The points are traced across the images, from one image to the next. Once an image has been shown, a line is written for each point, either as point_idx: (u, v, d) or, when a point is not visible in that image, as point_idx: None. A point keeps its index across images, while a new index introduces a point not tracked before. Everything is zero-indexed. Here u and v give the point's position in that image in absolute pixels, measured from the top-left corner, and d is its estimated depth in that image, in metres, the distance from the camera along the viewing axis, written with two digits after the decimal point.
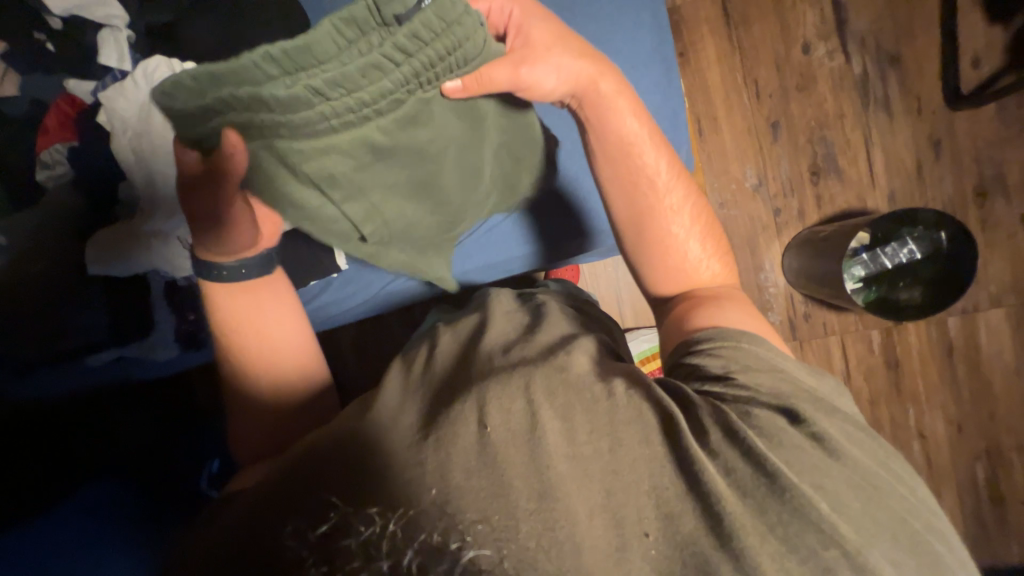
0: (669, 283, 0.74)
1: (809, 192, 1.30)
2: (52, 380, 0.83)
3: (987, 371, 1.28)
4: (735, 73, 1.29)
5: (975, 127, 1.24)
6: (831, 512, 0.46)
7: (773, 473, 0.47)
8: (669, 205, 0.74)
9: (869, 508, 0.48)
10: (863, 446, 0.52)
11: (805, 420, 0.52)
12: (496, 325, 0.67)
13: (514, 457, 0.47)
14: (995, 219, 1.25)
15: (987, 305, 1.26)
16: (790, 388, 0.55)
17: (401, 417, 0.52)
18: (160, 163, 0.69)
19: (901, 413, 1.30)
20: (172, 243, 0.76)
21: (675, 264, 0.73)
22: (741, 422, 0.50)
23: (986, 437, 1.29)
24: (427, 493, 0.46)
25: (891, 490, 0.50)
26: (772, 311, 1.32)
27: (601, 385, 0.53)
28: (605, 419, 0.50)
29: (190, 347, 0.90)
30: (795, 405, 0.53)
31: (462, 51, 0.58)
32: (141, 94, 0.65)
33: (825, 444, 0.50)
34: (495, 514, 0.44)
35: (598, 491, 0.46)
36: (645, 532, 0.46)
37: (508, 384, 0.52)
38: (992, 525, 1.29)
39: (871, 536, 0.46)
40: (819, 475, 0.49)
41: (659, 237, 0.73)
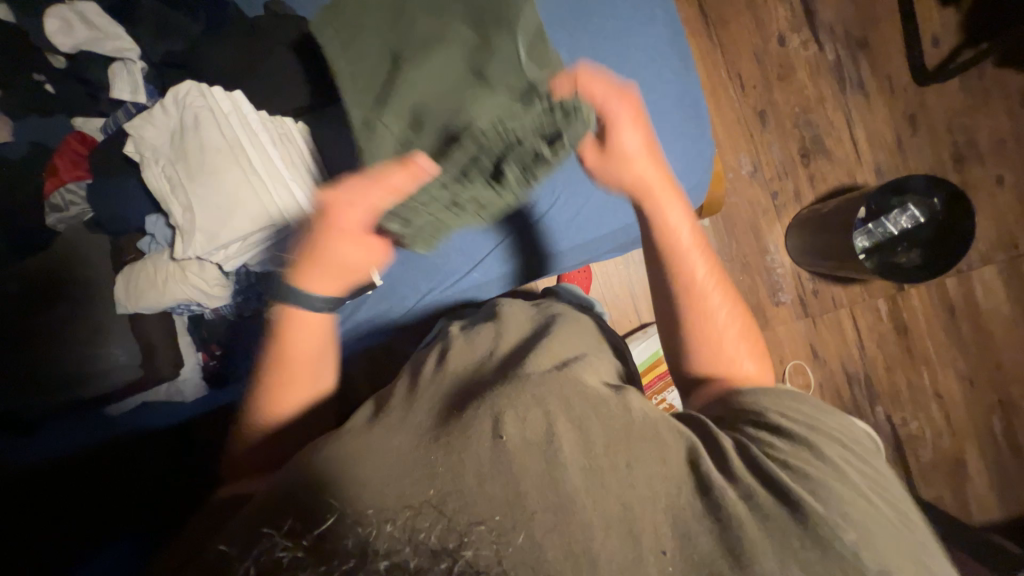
0: (702, 363, 0.64)
1: (801, 174, 1.36)
2: (57, 437, 0.78)
3: (988, 326, 1.34)
4: (719, 69, 1.35)
5: (943, 100, 1.34)
6: (837, 515, 0.43)
7: (791, 497, 0.45)
8: (712, 305, 0.65)
9: (894, 538, 0.43)
10: (882, 487, 0.48)
11: (825, 453, 0.49)
12: (508, 326, 0.68)
13: (529, 467, 0.45)
14: (974, 181, 1.33)
15: (980, 263, 1.33)
16: (826, 441, 0.50)
17: (412, 417, 0.53)
18: (196, 181, 0.64)
19: (916, 375, 1.34)
20: (204, 270, 0.70)
21: (712, 354, 0.64)
22: (762, 456, 0.49)
23: (996, 389, 1.34)
24: (426, 496, 0.43)
25: (914, 531, 0.46)
26: (782, 291, 1.36)
27: (618, 400, 0.52)
28: (621, 431, 0.49)
29: (215, 383, 0.84)
30: (820, 443, 0.50)
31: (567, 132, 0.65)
32: (173, 120, 0.66)
33: (829, 458, 0.49)
34: (497, 515, 0.42)
35: (614, 502, 0.44)
36: (662, 550, 0.43)
37: (518, 394, 0.51)
38: (1020, 475, 1.32)
39: (879, 544, 0.42)
40: (842, 502, 0.45)
41: (695, 323, 0.65)
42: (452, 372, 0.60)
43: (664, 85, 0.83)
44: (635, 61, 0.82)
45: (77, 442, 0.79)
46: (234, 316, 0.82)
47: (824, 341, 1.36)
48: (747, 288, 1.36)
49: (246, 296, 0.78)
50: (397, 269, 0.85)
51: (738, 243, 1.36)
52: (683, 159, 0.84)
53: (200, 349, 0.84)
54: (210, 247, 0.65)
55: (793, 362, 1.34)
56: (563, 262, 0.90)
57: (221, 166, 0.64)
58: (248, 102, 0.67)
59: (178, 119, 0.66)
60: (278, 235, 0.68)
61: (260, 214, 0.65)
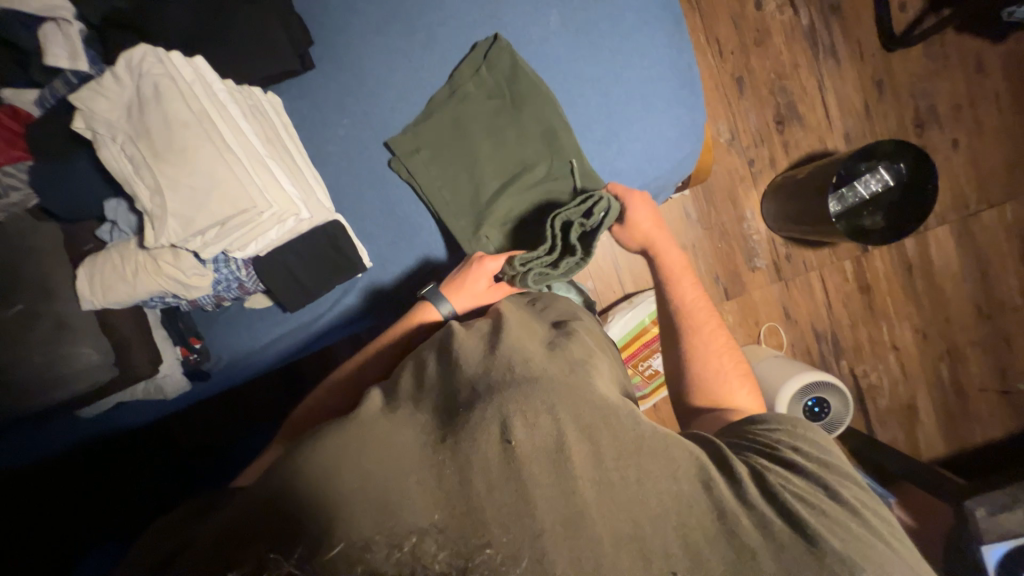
0: (704, 394, 0.70)
1: (777, 140, 1.38)
2: (33, 442, 0.78)
3: (941, 282, 1.43)
4: (698, 33, 1.34)
5: (907, 66, 1.38)
6: (841, 544, 0.44)
7: (811, 534, 0.45)
8: (715, 351, 0.73)
9: (887, 551, 0.45)
10: (881, 516, 0.49)
11: (837, 490, 0.49)
12: (508, 315, 0.64)
13: (542, 479, 0.44)
14: (933, 146, 1.40)
15: (935, 224, 1.42)
16: (836, 477, 0.51)
17: (398, 433, 0.49)
18: (162, 163, 0.58)
19: (877, 330, 1.43)
20: (180, 258, 0.65)
21: (713, 387, 0.70)
22: (780, 485, 0.48)
23: (946, 339, 1.44)
24: (432, 520, 0.41)
25: (909, 551, 0.47)
26: (757, 257, 1.41)
27: (628, 408, 0.51)
28: (631, 446, 0.48)
29: (196, 378, 0.81)
30: (831, 480, 0.50)
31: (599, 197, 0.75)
32: (127, 92, 0.59)
33: (834, 493, 0.49)
34: (502, 536, 0.41)
35: (624, 520, 0.44)
36: (672, 571, 0.43)
37: (529, 394, 0.48)
38: (964, 416, 1.44)
39: (876, 562, 0.44)
40: (847, 535, 0.45)
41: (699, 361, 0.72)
42: (454, 361, 0.56)
43: (659, 50, 0.81)
44: (628, 25, 0.80)
45: (58, 443, 0.80)
46: (213, 307, 0.77)
47: (796, 302, 1.42)
48: (725, 255, 1.39)
49: (226, 287, 0.71)
50: (391, 251, 0.81)
51: (717, 211, 1.38)
52: (678, 127, 0.83)
53: (179, 345, 0.78)
54: (187, 235, 0.59)
55: (767, 324, 1.41)
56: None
57: (197, 147, 0.58)
58: (213, 71, 0.62)
59: (134, 89, 0.59)
60: (259, 221, 0.63)
61: (241, 198, 0.59)
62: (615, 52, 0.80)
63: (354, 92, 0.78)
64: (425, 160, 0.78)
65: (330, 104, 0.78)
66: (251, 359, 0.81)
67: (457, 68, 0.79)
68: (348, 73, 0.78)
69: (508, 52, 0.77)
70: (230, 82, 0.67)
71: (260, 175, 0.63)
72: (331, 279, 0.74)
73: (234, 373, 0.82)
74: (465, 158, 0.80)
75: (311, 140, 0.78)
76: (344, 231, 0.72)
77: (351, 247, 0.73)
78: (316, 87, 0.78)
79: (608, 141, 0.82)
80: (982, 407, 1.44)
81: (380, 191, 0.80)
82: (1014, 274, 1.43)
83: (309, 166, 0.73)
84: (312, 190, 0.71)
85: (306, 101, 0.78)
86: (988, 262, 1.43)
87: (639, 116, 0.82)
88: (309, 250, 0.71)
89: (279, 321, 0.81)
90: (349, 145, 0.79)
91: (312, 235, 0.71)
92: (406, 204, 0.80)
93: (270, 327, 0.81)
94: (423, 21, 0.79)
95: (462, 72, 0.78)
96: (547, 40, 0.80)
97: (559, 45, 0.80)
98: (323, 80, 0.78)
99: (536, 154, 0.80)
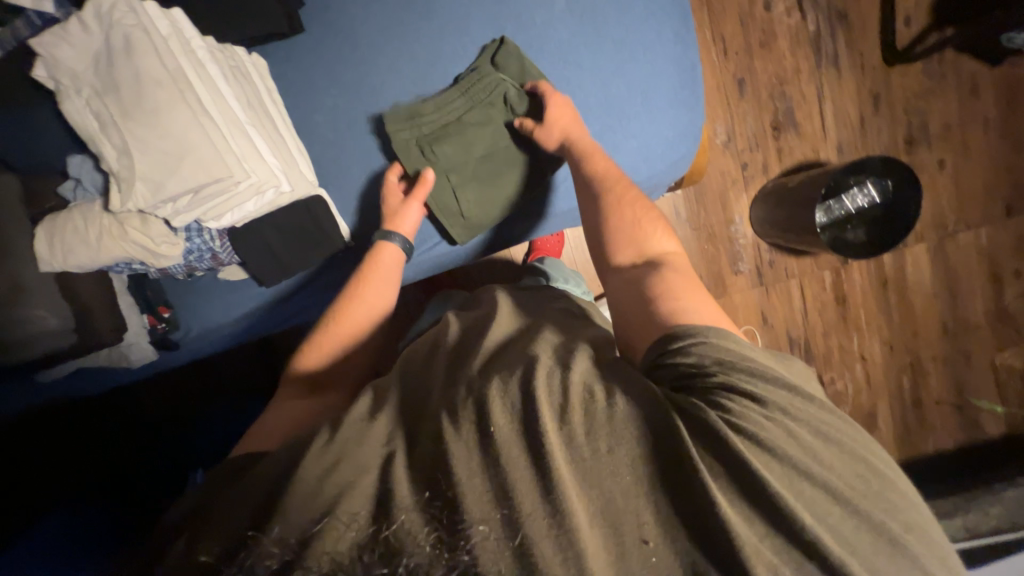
0: (628, 253, 0.66)
1: (771, 145, 1.38)
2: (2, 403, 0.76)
3: (912, 298, 1.48)
4: (705, 29, 1.32)
5: (905, 82, 1.39)
6: (787, 490, 0.43)
7: (775, 500, 0.42)
8: (633, 207, 0.69)
9: (849, 505, 0.44)
10: (828, 438, 0.47)
11: (779, 416, 0.46)
12: (499, 315, 0.67)
13: (519, 463, 0.43)
14: (920, 165, 1.42)
15: (913, 241, 1.45)
16: (778, 394, 0.48)
17: (376, 430, 0.50)
18: (133, 121, 0.54)
19: (847, 340, 1.47)
20: (150, 227, 0.62)
21: (632, 246, 0.67)
22: (722, 424, 0.45)
23: (910, 352, 1.49)
24: (421, 497, 0.43)
25: (863, 487, 0.45)
26: (741, 261, 1.42)
27: (600, 384, 0.49)
28: (604, 422, 0.46)
29: (165, 347, 0.78)
30: (773, 401, 0.47)
31: (484, 77, 0.75)
32: (95, 40, 0.54)
33: (769, 414, 0.46)
34: (486, 512, 0.42)
35: (598, 497, 0.43)
36: (644, 540, 0.42)
37: (509, 383, 0.49)
38: (919, 426, 1.50)
39: (834, 525, 0.43)
40: (799, 481, 0.44)
41: (627, 222, 0.68)
42: (441, 359, 0.60)
43: (664, 45, 0.79)
44: (636, 17, 0.78)
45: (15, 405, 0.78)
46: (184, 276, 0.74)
47: (774, 308, 1.45)
48: (710, 257, 1.41)
49: (198, 257, 0.68)
50: (374, 228, 0.78)
51: (707, 212, 1.39)
52: (676, 128, 0.82)
53: (146, 313, 0.75)
54: (156, 202, 0.56)
55: (744, 327, 1.43)
56: (541, 229, 0.89)
57: (173, 107, 0.54)
58: (192, 26, 0.58)
59: (103, 40, 0.54)
60: (235, 191, 0.59)
61: (215, 163, 0.56)
62: (619, 44, 0.78)
63: (345, 61, 0.74)
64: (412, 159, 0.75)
65: (319, 69, 0.74)
66: (232, 329, 0.81)
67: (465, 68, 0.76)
68: (340, 40, 0.74)
69: (516, 56, 0.75)
70: (211, 38, 0.63)
71: (238, 143, 0.59)
72: (307, 254, 0.71)
73: (206, 342, 0.81)
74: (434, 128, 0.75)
75: (297, 108, 0.74)
76: (326, 207, 0.71)
77: (331, 224, 0.71)
78: (305, 50, 0.74)
79: (605, 135, 0.80)
80: (937, 419, 1.50)
81: (366, 167, 0.77)
82: (981, 295, 1.48)
83: (294, 137, 0.70)
84: (295, 162, 0.68)
85: (293, 65, 0.74)
86: (958, 281, 1.47)
87: (637, 113, 0.80)
88: (289, 224, 0.69)
89: (254, 292, 0.78)
90: (337, 117, 0.75)
91: (293, 208, 0.69)
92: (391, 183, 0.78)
93: (243, 299, 0.78)
94: None
95: (468, 75, 0.75)
96: (551, 24, 0.77)
97: (563, 31, 0.77)
98: (312, 44, 0.74)
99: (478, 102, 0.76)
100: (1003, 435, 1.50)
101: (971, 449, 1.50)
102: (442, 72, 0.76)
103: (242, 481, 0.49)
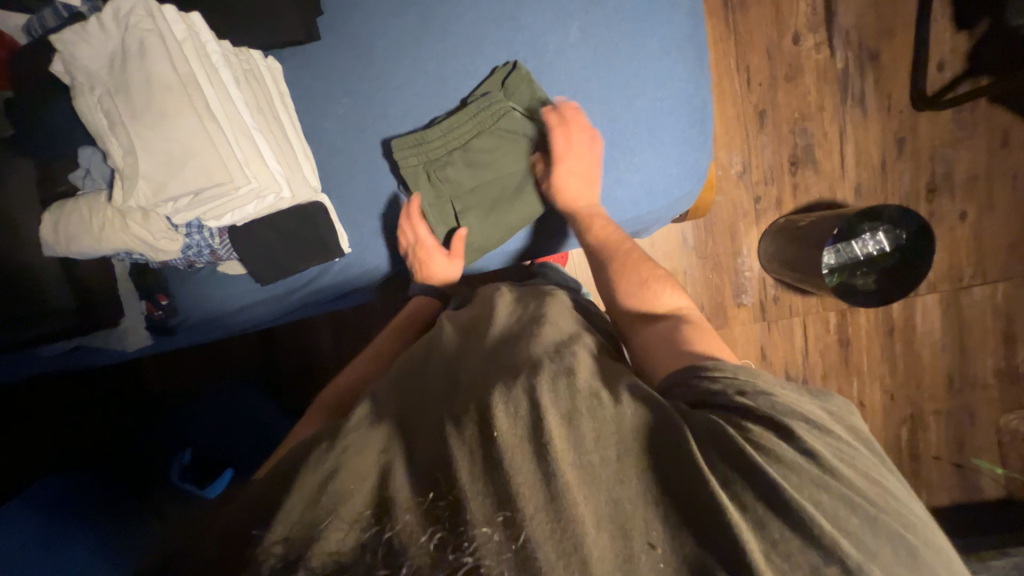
0: (636, 305, 0.71)
1: (787, 181, 1.36)
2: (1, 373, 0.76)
3: (918, 348, 1.44)
4: (729, 59, 1.30)
5: (932, 129, 1.35)
6: (808, 502, 0.44)
7: (795, 514, 0.43)
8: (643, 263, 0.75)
9: (869, 521, 0.44)
10: (845, 457, 0.48)
11: (797, 438, 0.47)
12: (498, 317, 0.66)
13: (522, 465, 0.44)
14: (940, 213, 1.38)
15: (925, 290, 1.41)
16: (788, 406, 0.50)
17: (372, 438, 0.50)
18: (142, 124, 0.55)
19: (847, 385, 1.44)
20: (153, 222, 0.63)
21: (640, 298, 0.71)
22: (739, 438, 0.47)
23: (911, 403, 1.44)
24: (420, 498, 0.44)
25: (881, 502, 0.46)
26: (745, 293, 1.40)
27: (608, 392, 0.50)
28: (612, 427, 0.47)
29: (162, 332, 0.81)
30: (784, 419, 0.49)
31: (490, 105, 0.75)
32: (112, 42, 0.55)
33: (788, 435, 0.48)
34: (497, 513, 0.42)
35: (604, 500, 0.43)
36: (651, 545, 0.42)
37: (513, 387, 0.49)
38: (914, 480, 1.45)
39: (867, 548, 0.43)
40: (818, 491, 0.45)
41: (632, 274, 0.73)
42: (437, 356, 0.60)
43: (675, 82, 0.80)
44: (650, 51, 0.78)
45: (12, 375, 0.78)
46: (184, 266, 0.76)
47: (775, 344, 1.42)
48: (714, 287, 1.38)
49: (197, 252, 0.70)
50: (371, 238, 0.80)
51: (714, 241, 1.37)
52: (681, 165, 0.82)
53: (145, 300, 0.78)
54: (158, 201, 0.57)
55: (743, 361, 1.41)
56: (540, 249, 0.89)
57: (185, 113, 0.56)
58: (208, 30, 0.60)
59: (120, 41, 0.55)
60: (236, 195, 0.61)
61: (217, 168, 0.57)
62: (631, 77, 0.78)
63: (358, 71, 0.75)
64: (428, 197, 0.78)
65: (333, 77, 0.75)
66: (235, 317, 0.83)
67: (475, 89, 0.77)
68: (356, 51, 0.75)
69: (527, 82, 0.75)
70: (227, 41, 0.64)
71: (243, 147, 0.60)
72: (303, 259, 0.74)
73: (203, 328, 0.82)
74: (441, 155, 0.76)
75: (307, 112, 0.75)
76: (325, 212, 0.73)
77: (328, 229, 0.73)
78: (321, 57, 0.75)
79: (608, 168, 0.80)
80: (934, 475, 1.45)
81: (371, 177, 0.78)
82: (991, 353, 1.44)
83: (300, 139, 0.72)
84: (299, 166, 0.70)
85: (307, 71, 0.75)
86: (969, 337, 1.43)
87: (643, 148, 0.80)
88: (286, 223, 0.71)
89: (252, 289, 0.80)
90: (345, 125, 0.76)
91: (291, 213, 0.71)
92: (394, 196, 0.79)
93: (244, 293, 0.80)
94: (441, 10, 0.76)
95: (475, 95, 0.76)
96: (565, 51, 0.77)
97: (575, 59, 0.77)
98: (328, 51, 0.75)
99: (483, 127, 0.76)
100: (1002, 498, 1.45)
101: (966, 509, 1.46)
102: (453, 91, 0.77)
103: (238, 499, 0.48)
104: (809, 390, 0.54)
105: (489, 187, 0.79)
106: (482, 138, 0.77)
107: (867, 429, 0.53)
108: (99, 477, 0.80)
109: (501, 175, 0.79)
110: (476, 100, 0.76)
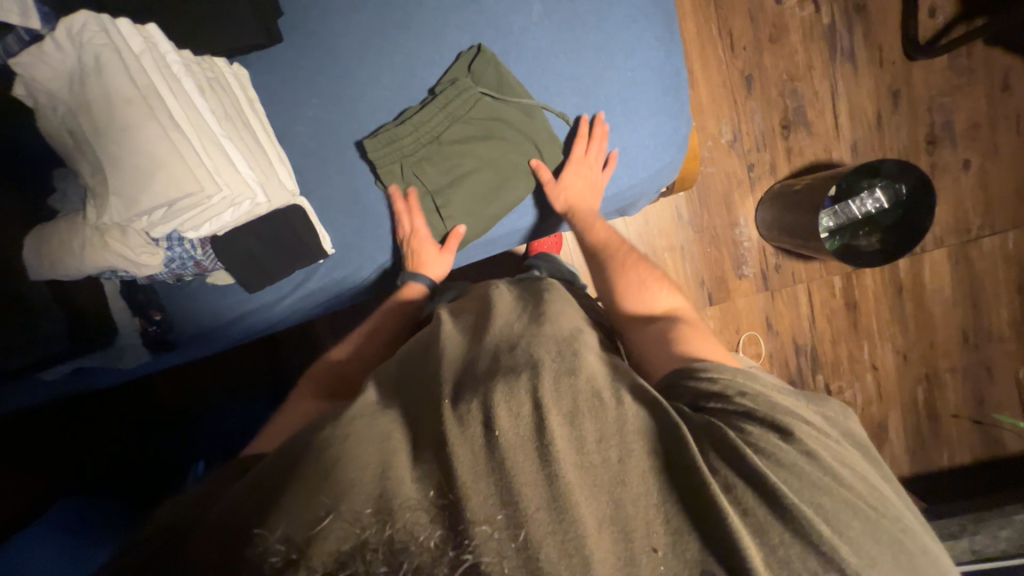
0: (632, 303, 0.71)
1: (780, 145, 1.32)
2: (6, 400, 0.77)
3: (929, 305, 1.40)
4: (710, 25, 1.27)
5: (928, 78, 1.31)
6: (807, 505, 0.44)
7: (784, 506, 0.43)
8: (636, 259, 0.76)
9: (869, 526, 0.44)
10: (845, 462, 0.48)
11: (796, 436, 0.47)
12: (498, 317, 0.64)
13: (524, 466, 0.43)
14: (943, 165, 1.34)
15: (933, 246, 1.37)
16: (788, 407, 0.51)
17: (373, 444, 0.47)
18: (110, 143, 0.55)
19: (858, 349, 1.41)
20: (133, 237, 0.63)
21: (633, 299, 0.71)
22: (739, 440, 0.46)
23: (926, 362, 1.41)
24: (426, 495, 0.43)
25: (880, 504, 0.46)
26: (746, 265, 1.37)
27: (611, 392, 0.50)
28: (614, 426, 0.47)
29: (161, 349, 0.81)
30: (787, 421, 0.49)
31: (453, 91, 0.74)
32: (69, 62, 0.55)
33: (785, 433, 0.48)
34: (499, 513, 0.41)
35: (606, 502, 0.43)
36: (653, 548, 0.42)
37: (517, 388, 0.48)
38: (934, 441, 1.42)
39: (857, 547, 0.43)
40: (817, 494, 0.45)
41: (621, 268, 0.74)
42: (434, 356, 0.59)
43: (644, 51, 0.78)
44: (615, 21, 0.76)
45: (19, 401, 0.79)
46: (173, 281, 0.76)
47: (780, 314, 1.40)
48: (714, 260, 1.36)
49: (181, 264, 0.70)
50: (355, 239, 0.80)
51: (710, 214, 1.34)
52: (658, 136, 0.80)
53: (137, 315, 0.78)
54: (131, 215, 0.57)
55: (747, 333, 1.38)
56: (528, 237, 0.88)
57: (150, 127, 0.56)
58: (166, 41, 0.60)
59: (77, 61, 0.55)
60: (210, 204, 0.61)
61: (185, 179, 0.56)
62: (599, 50, 0.77)
63: (324, 70, 0.75)
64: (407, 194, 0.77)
65: (300, 80, 0.75)
66: (229, 330, 0.83)
67: (442, 78, 0.76)
68: (320, 51, 0.75)
69: (493, 65, 0.75)
70: (188, 52, 0.64)
71: (212, 155, 0.60)
72: (288, 266, 0.75)
73: (198, 343, 0.82)
74: (409, 148, 0.75)
75: (279, 118, 0.75)
76: (305, 216, 0.73)
77: (310, 233, 0.73)
78: (287, 61, 0.74)
79: None
80: (954, 433, 1.42)
81: (346, 178, 0.78)
82: (1006, 305, 1.40)
83: (273, 144, 0.72)
84: (274, 171, 0.70)
85: (275, 77, 0.75)
86: (981, 290, 1.39)
87: (616, 122, 0.79)
88: (267, 233, 0.72)
89: (244, 297, 0.80)
90: (317, 127, 0.76)
91: (271, 218, 0.71)
92: (373, 193, 0.79)
93: (235, 301, 0.80)
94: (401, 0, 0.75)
95: (441, 83, 0.75)
96: (530, 31, 0.76)
97: (541, 38, 0.76)
98: (293, 55, 0.74)
99: (452, 114, 0.75)
100: None
101: (990, 466, 1.42)
102: (421, 81, 0.76)
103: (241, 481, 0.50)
104: (804, 395, 0.54)
105: (468, 177, 0.78)
106: (453, 127, 0.76)
107: (866, 436, 0.54)
108: (127, 497, 0.82)
109: (478, 162, 0.78)
110: (440, 89, 0.75)
